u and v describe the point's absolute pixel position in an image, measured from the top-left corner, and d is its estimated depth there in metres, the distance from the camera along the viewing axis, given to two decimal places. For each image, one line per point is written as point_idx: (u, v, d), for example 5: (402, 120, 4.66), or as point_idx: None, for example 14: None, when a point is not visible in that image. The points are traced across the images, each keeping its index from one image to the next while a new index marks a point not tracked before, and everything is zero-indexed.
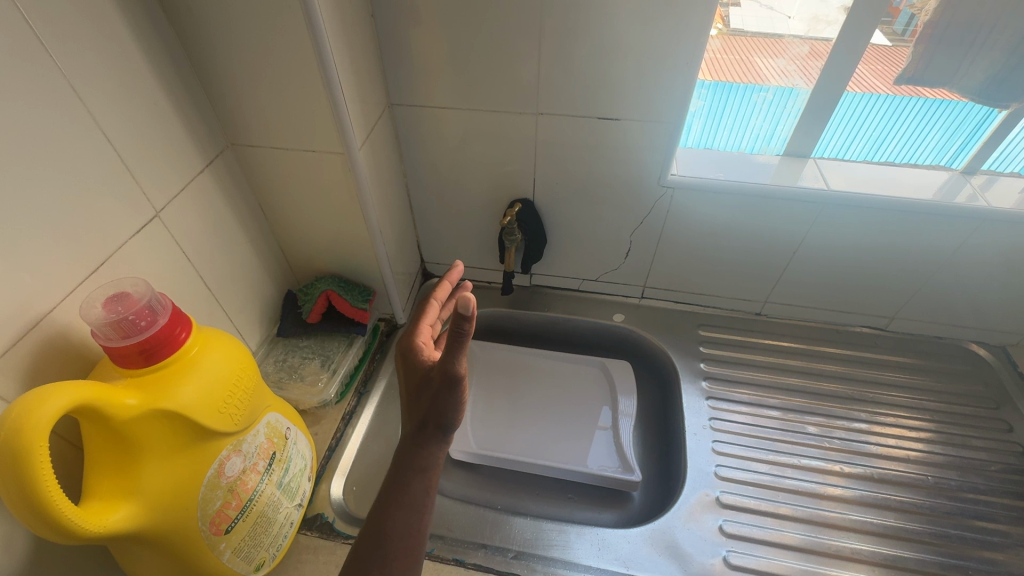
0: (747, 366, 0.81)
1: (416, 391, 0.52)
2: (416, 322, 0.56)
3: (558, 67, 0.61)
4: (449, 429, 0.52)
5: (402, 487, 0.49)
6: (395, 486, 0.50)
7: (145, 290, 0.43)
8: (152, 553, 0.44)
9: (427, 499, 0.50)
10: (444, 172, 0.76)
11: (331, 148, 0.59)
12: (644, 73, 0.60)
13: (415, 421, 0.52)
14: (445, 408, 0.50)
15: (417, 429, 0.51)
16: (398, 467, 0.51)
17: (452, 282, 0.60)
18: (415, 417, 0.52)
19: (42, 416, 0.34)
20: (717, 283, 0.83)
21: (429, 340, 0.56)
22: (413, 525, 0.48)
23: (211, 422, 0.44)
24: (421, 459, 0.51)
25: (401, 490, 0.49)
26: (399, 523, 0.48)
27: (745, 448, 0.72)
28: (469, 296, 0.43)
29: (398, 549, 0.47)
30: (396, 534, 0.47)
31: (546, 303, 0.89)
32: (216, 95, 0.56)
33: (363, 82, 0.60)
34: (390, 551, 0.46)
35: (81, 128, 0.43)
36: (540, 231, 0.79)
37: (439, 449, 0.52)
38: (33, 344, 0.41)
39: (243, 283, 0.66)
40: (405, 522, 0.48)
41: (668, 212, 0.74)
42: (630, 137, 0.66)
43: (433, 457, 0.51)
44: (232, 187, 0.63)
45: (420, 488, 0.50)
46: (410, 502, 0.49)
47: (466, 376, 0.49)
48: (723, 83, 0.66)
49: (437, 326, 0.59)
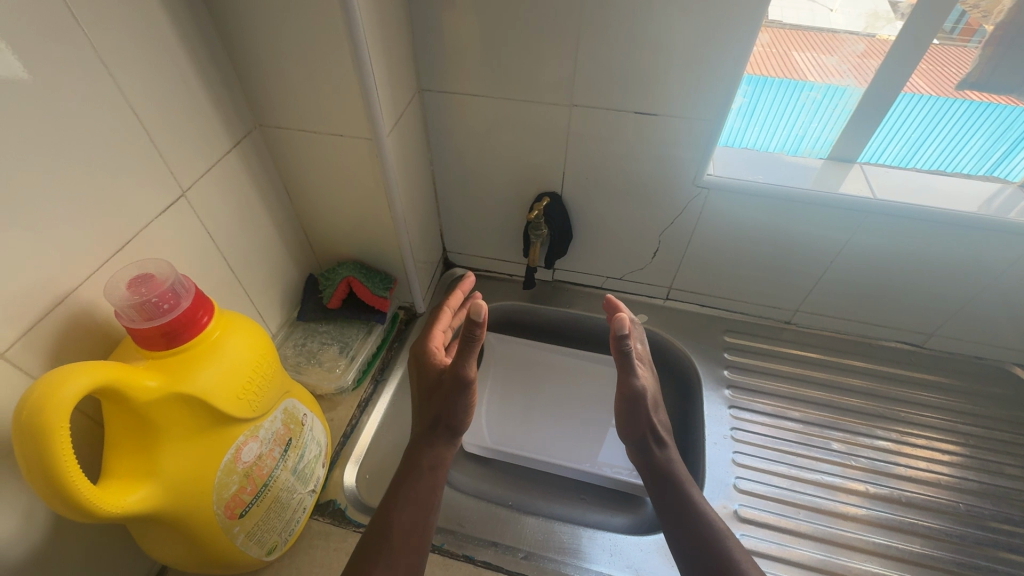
0: (772, 376, 0.79)
1: (428, 393, 0.55)
2: (430, 328, 0.58)
3: (596, 57, 0.59)
4: (459, 429, 0.55)
5: (411, 480, 0.51)
6: (404, 479, 0.51)
7: (168, 272, 0.42)
8: (166, 534, 0.44)
9: (433, 496, 0.52)
10: (472, 160, 0.74)
11: (359, 133, 0.58)
12: (688, 65, 0.57)
13: (427, 421, 0.55)
14: (457, 409, 0.53)
15: (427, 428, 0.54)
16: (408, 463, 0.53)
17: (465, 292, 0.61)
18: (427, 417, 0.55)
19: (64, 396, 0.34)
20: (747, 288, 0.80)
21: (443, 346, 0.59)
22: (417, 518, 0.50)
23: (229, 408, 0.43)
24: (428, 457, 0.53)
25: (411, 484, 0.51)
26: (406, 516, 0.49)
27: (768, 462, 0.70)
28: (481, 303, 0.45)
29: (401, 542, 0.47)
30: (401, 525, 0.48)
31: (567, 299, 0.87)
32: (245, 74, 0.55)
33: (394, 65, 0.58)
34: (394, 541, 0.47)
35: (110, 106, 0.43)
36: (567, 226, 0.77)
37: (443, 449, 0.54)
38: (57, 320, 0.41)
39: (265, 266, 0.66)
40: (410, 515, 0.49)
41: (701, 213, 0.71)
42: (667, 133, 0.63)
43: (443, 454, 0.54)
44: (258, 167, 0.62)
45: (426, 484, 0.52)
46: (418, 497, 0.51)
47: (475, 380, 0.52)
48: (758, 77, 0.63)
49: (451, 332, 0.61)
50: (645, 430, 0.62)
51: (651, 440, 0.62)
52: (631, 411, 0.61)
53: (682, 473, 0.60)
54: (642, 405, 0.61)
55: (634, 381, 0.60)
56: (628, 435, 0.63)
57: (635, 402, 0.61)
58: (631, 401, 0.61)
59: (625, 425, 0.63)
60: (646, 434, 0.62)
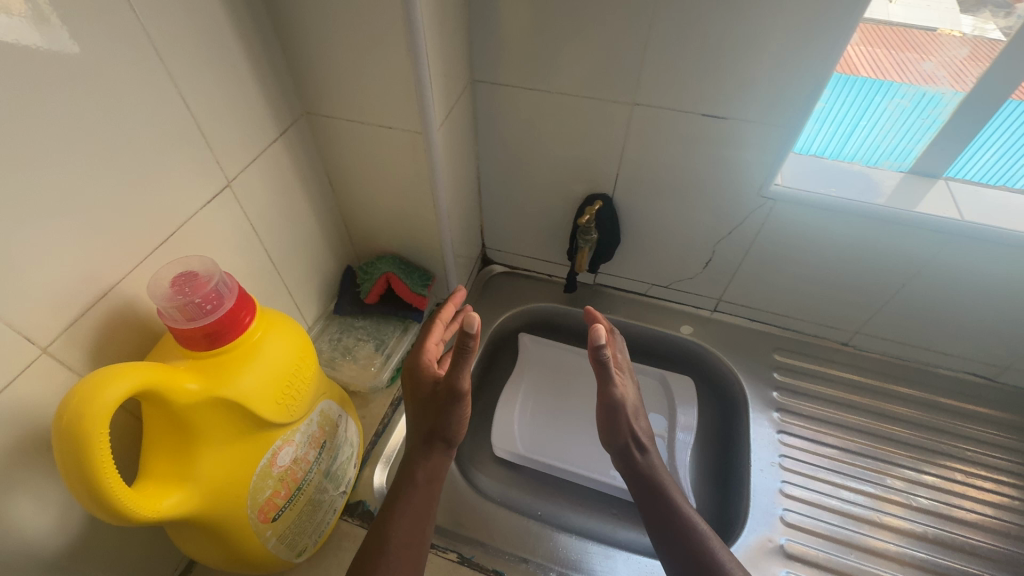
0: (825, 402, 0.74)
1: (420, 404, 0.56)
2: (422, 341, 0.59)
3: (665, 53, 0.54)
4: (453, 439, 0.56)
5: (408, 493, 0.52)
6: (401, 492, 0.52)
7: (213, 270, 0.41)
8: (200, 536, 0.43)
9: (429, 509, 0.53)
10: (521, 156, 0.71)
11: (407, 125, 0.55)
12: (767, 66, 0.52)
13: (422, 433, 0.56)
14: (449, 419, 0.54)
15: (423, 440, 0.55)
16: (401, 477, 0.54)
17: (457, 305, 0.62)
18: (418, 429, 0.56)
19: (104, 400, 0.32)
20: (803, 306, 0.75)
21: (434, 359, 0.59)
22: (416, 531, 0.51)
23: (268, 413, 0.42)
24: (423, 469, 0.54)
25: (408, 497, 0.52)
26: (404, 530, 0.50)
27: (820, 495, 0.65)
28: (475, 316, 0.47)
29: (401, 554, 0.48)
30: (401, 538, 0.49)
31: (607, 304, 0.84)
32: (294, 60, 0.53)
33: (449, 54, 0.55)
34: (394, 554, 0.48)
35: (159, 92, 0.41)
36: (615, 231, 0.73)
37: (436, 461, 0.55)
38: (99, 315, 0.40)
39: (305, 257, 0.64)
40: (409, 527, 0.50)
41: (762, 225, 0.66)
42: (735, 138, 0.59)
43: (438, 466, 0.55)
44: (302, 156, 0.60)
45: (421, 497, 0.53)
46: (415, 509, 0.52)
47: (469, 391, 0.52)
48: (844, 76, 0.57)
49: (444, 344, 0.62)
50: (626, 437, 0.58)
51: (633, 445, 0.58)
52: (610, 421, 0.58)
53: (667, 479, 0.57)
54: (622, 414, 0.58)
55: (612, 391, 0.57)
56: (609, 442, 0.59)
57: (615, 413, 0.57)
58: (611, 412, 0.58)
59: (604, 433, 0.59)
60: (628, 440, 0.58)
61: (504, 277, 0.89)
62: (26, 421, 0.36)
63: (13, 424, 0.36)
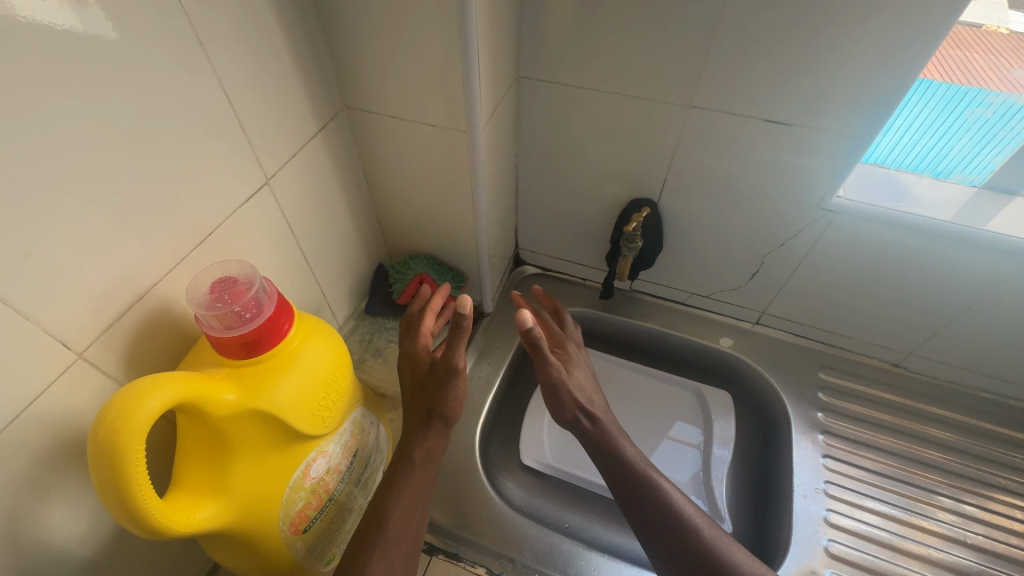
0: (874, 427, 0.70)
1: (415, 384, 0.55)
2: (415, 329, 0.58)
3: (730, 54, 0.51)
4: (452, 417, 0.55)
5: (404, 475, 0.51)
6: (397, 473, 0.51)
7: (252, 275, 0.39)
8: (229, 547, 0.41)
9: (427, 490, 0.51)
10: (563, 156, 0.68)
11: (451, 124, 0.52)
12: (843, 69, 0.48)
13: (418, 413, 0.54)
14: (445, 398, 0.53)
15: (420, 420, 0.54)
16: (399, 458, 0.53)
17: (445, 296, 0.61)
18: (413, 410, 0.55)
19: (142, 415, 0.31)
20: (854, 324, 0.71)
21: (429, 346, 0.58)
22: (414, 515, 0.50)
23: (303, 425, 0.40)
24: (420, 450, 0.53)
25: (405, 478, 0.51)
26: (402, 513, 0.49)
27: (868, 528, 0.62)
28: (467, 296, 0.48)
29: (398, 536, 0.48)
30: (398, 522, 0.48)
31: (643, 312, 0.81)
32: (338, 52, 0.51)
33: (499, 48, 0.52)
34: (391, 538, 0.47)
35: (205, 87, 0.39)
36: (658, 237, 0.70)
37: (432, 440, 0.53)
38: (135, 320, 0.39)
39: (338, 255, 0.62)
40: (407, 511, 0.49)
41: (819, 238, 0.62)
42: (797, 146, 0.55)
43: (435, 446, 0.54)
44: (341, 152, 0.58)
45: (419, 478, 0.52)
46: (412, 491, 0.51)
47: (464, 368, 0.52)
48: (927, 81, 0.52)
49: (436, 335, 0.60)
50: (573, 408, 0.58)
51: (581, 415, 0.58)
52: (553, 396, 0.57)
53: (618, 437, 0.57)
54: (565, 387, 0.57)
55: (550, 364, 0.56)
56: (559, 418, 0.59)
57: (557, 387, 0.57)
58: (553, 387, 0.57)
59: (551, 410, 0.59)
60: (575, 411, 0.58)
61: (536, 279, 0.86)
62: (60, 428, 0.35)
63: (46, 431, 0.35)
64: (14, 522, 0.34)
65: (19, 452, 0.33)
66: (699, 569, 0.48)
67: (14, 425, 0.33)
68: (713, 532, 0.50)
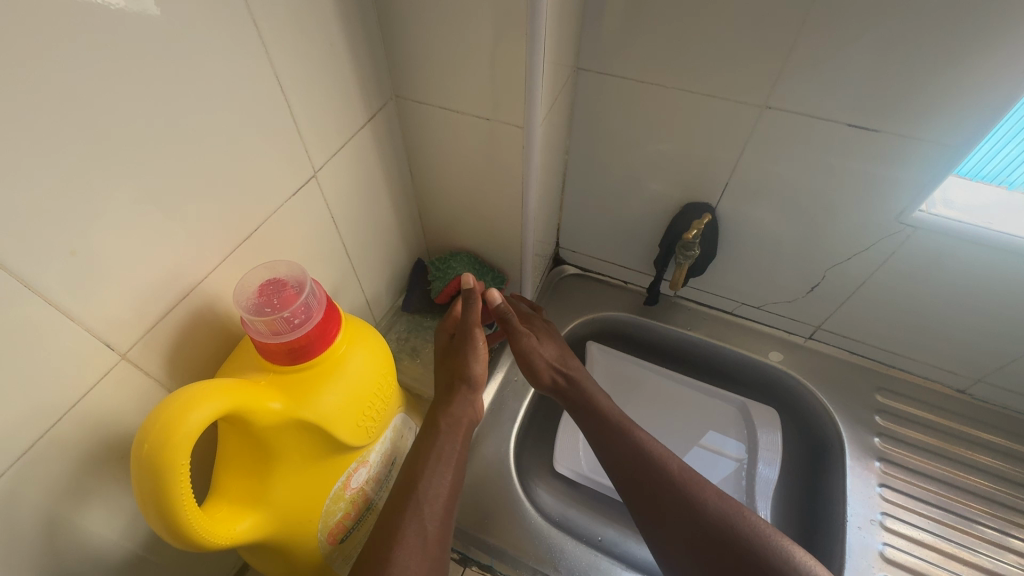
0: (935, 456, 0.66)
1: (441, 360, 0.56)
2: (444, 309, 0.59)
3: (817, 51, 0.46)
4: (476, 382, 0.54)
5: (432, 441, 0.50)
6: (425, 441, 0.49)
7: (301, 277, 0.37)
8: (266, 556, 0.40)
9: (457, 456, 0.50)
10: (618, 154, 0.64)
11: (506, 119, 0.49)
12: (949, 71, 0.43)
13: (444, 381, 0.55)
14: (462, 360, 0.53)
15: (444, 388, 0.54)
16: (427, 426, 0.52)
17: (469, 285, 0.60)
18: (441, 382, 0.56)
19: (189, 425, 0.29)
20: (920, 345, 0.66)
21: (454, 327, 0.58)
22: (446, 480, 0.48)
23: (348, 436, 0.39)
24: (447, 415, 0.52)
25: (432, 443, 0.49)
26: (434, 478, 0.47)
27: (929, 566, 0.59)
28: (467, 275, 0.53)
29: (432, 496, 0.46)
30: (430, 486, 0.47)
31: (688, 320, 0.77)
32: (391, 37, 0.47)
33: (563, 37, 0.48)
34: (422, 501, 0.45)
35: (258, 74, 0.36)
36: (713, 244, 0.66)
37: (457, 408, 0.52)
38: (178, 319, 0.37)
39: (379, 250, 0.60)
40: (437, 475, 0.47)
41: (892, 254, 0.57)
42: (881, 155, 0.50)
43: (462, 412, 0.52)
44: (388, 143, 0.55)
45: (448, 443, 0.50)
46: (443, 454, 0.49)
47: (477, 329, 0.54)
48: None
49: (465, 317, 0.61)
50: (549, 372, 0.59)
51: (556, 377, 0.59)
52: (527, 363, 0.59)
53: (595, 394, 0.58)
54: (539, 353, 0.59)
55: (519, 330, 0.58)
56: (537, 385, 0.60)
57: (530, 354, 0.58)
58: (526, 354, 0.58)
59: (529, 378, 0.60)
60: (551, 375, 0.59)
61: (576, 279, 0.83)
62: (100, 430, 0.34)
63: (87, 433, 0.33)
64: (54, 523, 0.33)
65: (58, 455, 0.32)
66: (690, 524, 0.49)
67: (56, 428, 0.31)
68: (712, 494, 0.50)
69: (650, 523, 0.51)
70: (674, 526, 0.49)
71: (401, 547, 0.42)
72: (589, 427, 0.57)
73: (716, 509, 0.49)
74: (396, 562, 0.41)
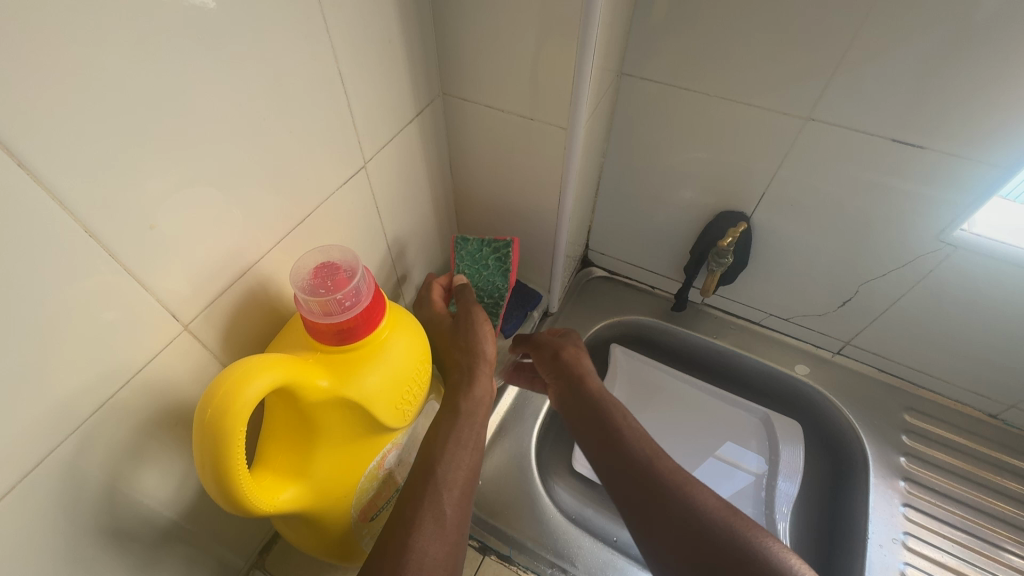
0: (961, 479, 0.65)
1: (447, 338, 0.56)
2: (428, 301, 0.59)
3: (866, 64, 0.46)
4: (490, 359, 0.55)
5: (450, 426, 0.50)
6: (442, 424, 0.50)
7: (353, 262, 0.39)
8: (300, 529, 0.42)
9: (475, 439, 0.51)
10: (655, 160, 0.64)
11: (548, 118, 0.50)
12: (1004, 90, 0.43)
13: (457, 362, 0.55)
14: (472, 340, 0.54)
15: (461, 371, 0.54)
16: (445, 409, 0.52)
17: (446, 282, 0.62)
18: (452, 364, 0.55)
19: (247, 397, 0.31)
20: (953, 366, 0.65)
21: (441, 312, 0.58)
22: (463, 465, 0.49)
23: (386, 418, 0.41)
24: (466, 399, 0.52)
25: (451, 427, 0.50)
26: (451, 463, 0.48)
27: None
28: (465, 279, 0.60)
29: (450, 481, 0.47)
30: (448, 471, 0.48)
31: (713, 328, 0.78)
32: (444, 36, 0.49)
33: (610, 42, 0.49)
34: (439, 486, 0.46)
35: (319, 67, 0.38)
36: (744, 253, 0.66)
37: (478, 390, 0.53)
38: (236, 294, 0.39)
39: (416, 242, 0.62)
40: (456, 459, 0.48)
41: (929, 273, 0.57)
42: (924, 170, 0.50)
43: (479, 397, 0.53)
44: (432, 137, 0.57)
45: (467, 427, 0.51)
46: (458, 438, 0.50)
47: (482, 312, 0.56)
48: None
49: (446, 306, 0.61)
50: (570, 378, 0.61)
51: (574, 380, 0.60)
52: (558, 368, 0.62)
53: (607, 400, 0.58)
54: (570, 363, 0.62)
55: (562, 346, 0.64)
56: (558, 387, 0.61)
57: (565, 362, 0.62)
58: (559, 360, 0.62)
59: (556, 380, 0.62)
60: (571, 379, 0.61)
61: (603, 282, 0.84)
62: (159, 396, 0.36)
63: (148, 399, 0.35)
64: (113, 481, 0.35)
65: (122, 417, 0.34)
66: (682, 525, 0.47)
67: (124, 389, 0.34)
68: (712, 500, 0.48)
69: (640, 525, 0.49)
70: (665, 526, 0.48)
71: (420, 533, 0.43)
72: (593, 430, 0.56)
73: (716, 511, 0.47)
74: (415, 548, 0.42)
